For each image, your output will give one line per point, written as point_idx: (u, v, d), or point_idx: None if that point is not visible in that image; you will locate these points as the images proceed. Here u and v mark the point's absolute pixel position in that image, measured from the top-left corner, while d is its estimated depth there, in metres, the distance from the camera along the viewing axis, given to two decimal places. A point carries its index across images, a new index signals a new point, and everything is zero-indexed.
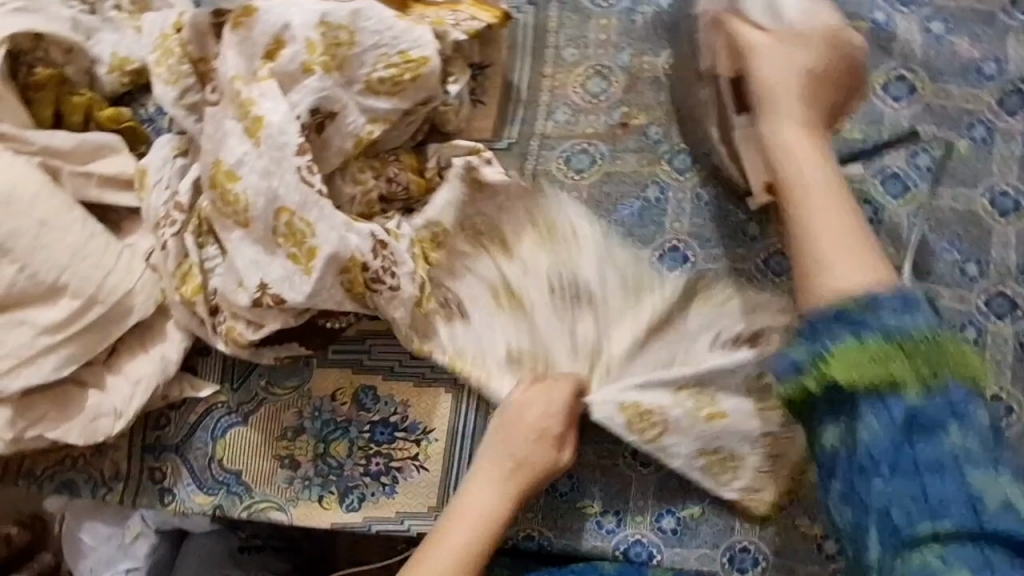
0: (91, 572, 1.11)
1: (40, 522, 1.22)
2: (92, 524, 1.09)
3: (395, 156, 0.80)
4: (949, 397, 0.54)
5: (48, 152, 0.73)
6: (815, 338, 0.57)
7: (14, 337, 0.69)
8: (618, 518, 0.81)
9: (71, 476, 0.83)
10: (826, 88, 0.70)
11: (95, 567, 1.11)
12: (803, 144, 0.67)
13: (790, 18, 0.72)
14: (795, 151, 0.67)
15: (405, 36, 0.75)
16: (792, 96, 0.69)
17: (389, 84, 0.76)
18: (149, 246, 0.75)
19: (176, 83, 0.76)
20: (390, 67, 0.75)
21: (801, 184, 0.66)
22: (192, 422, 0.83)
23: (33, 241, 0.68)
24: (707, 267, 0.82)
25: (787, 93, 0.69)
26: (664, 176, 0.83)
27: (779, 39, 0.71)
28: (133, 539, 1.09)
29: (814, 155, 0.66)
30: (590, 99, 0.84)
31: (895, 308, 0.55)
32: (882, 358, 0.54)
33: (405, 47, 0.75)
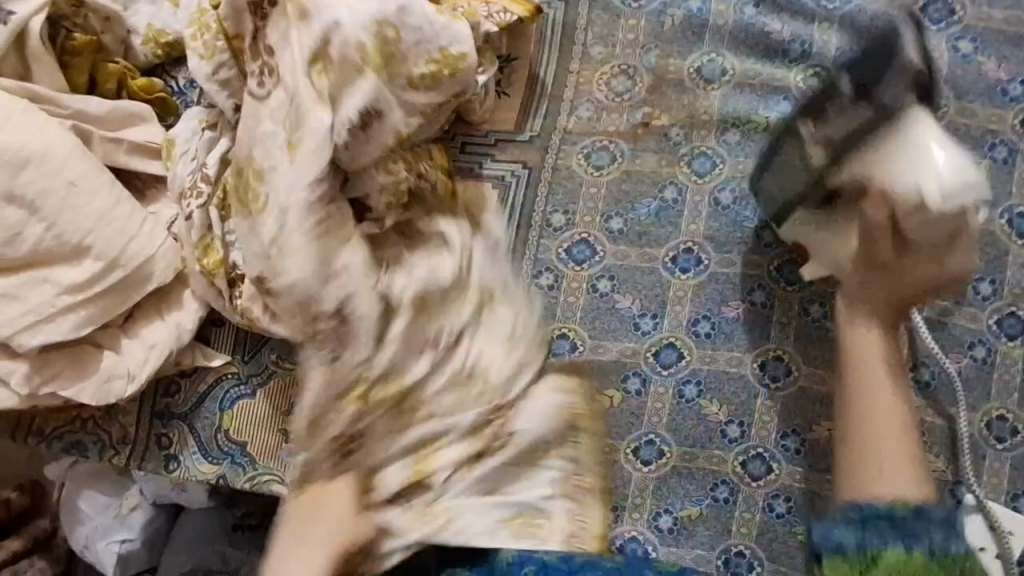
0: (85, 540, 1.09)
1: (40, 488, 1.18)
2: (92, 493, 1.10)
3: (428, 154, 0.81)
4: None
5: (81, 117, 0.75)
6: (866, 536, 0.56)
7: (36, 295, 0.70)
8: (616, 514, 0.83)
9: (80, 437, 0.84)
10: (928, 289, 0.65)
11: (89, 536, 1.09)
12: (877, 360, 0.65)
13: (926, 220, 0.62)
14: (869, 360, 0.65)
15: (445, 32, 0.73)
16: (885, 280, 0.66)
17: (428, 80, 0.73)
18: (172, 215, 0.77)
19: (211, 58, 0.75)
20: (430, 63, 0.73)
21: (865, 391, 0.64)
22: (202, 391, 0.84)
23: (61, 202, 0.69)
24: (720, 272, 0.83)
25: (880, 276, 0.66)
26: (683, 178, 0.84)
27: (910, 209, 0.62)
28: (131, 509, 1.09)
29: (883, 365, 0.65)
30: (614, 98, 0.85)
31: (942, 534, 0.56)
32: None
33: (445, 44, 0.73)
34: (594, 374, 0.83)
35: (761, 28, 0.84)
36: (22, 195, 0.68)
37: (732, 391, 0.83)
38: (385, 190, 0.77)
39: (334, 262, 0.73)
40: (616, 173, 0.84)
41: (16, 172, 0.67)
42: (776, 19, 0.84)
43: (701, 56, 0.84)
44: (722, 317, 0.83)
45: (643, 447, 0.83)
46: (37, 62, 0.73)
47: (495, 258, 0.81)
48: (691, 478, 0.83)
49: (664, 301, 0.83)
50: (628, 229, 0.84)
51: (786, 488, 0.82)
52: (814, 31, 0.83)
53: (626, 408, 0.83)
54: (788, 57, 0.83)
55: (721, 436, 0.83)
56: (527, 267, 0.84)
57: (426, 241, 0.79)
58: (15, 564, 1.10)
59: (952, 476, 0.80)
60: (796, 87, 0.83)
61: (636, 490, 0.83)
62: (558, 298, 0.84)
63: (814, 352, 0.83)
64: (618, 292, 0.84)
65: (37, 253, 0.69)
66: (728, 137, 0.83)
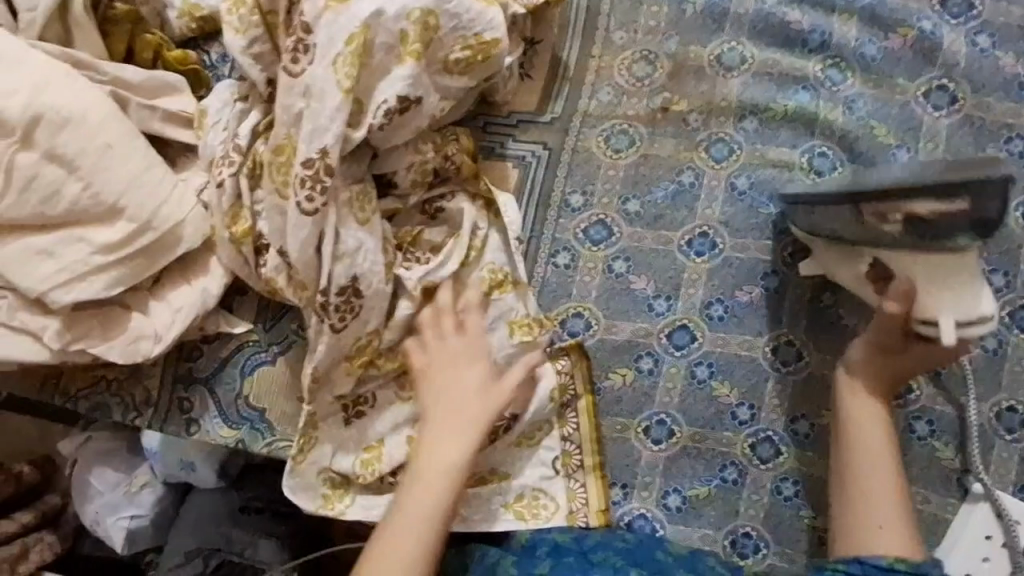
0: (95, 520, 1.05)
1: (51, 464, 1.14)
2: (103, 470, 1.07)
3: (455, 136, 0.81)
4: None
5: (118, 83, 0.77)
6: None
7: (71, 253, 0.73)
8: (625, 492, 0.84)
9: (105, 398, 0.87)
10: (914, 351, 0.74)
11: (99, 515, 1.05)
12: (871, 421, 0.75)
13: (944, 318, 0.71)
14: (863, 423, 0.75)
15: (480, 19, 0.73)
16: (878, 350, 0.75)
17: (463, 65, 0.74)
18: (201, 183, 0.79)
19: (245, 32, 0.75)
20: (465, 48, 0.73)
21: (864, 455, 0.74)
22: (223, 357, 0.87)
23: (98, 163, 0.71)
24: (735, 256, 0.84)
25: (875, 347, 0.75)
26: (700, 163, 0.85)
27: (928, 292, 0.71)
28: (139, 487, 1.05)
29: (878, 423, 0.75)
30: (634, 82, 0.86)
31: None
32: None
33: (479, 30, 0.73)
34: (607, 352, 0.85)
35: (781, 17, 0.85)
36: (63, 153, 0.70)
37: (743, 374, 0.84)
38: (411, 169, 0.78)
39: (361, 231, 0.75)
40: (636, 156, 0.85)
41: (57, 131, 0.70)
42: (796, 10, 0.85)
43: (721, 44, 0.85)
44: (736, 301, 0.84)
45: (653, 427, 0.84)
46: (78, 29, 0.76)
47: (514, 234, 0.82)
48: (700, 459, 0.84)
49: (678, 284, 0.85)
50: (645, 210, 0.85)
51: (795, 471, 0.83)
52: (834, 22, 0.85)
53: (638, 387, 0.84)
54: (807, 48, 0.85)
55: (731, 418, 0.84)
56: (544, 247, 0.86)
57: (449, 217, 0.81)
58: (25, 537, 1.04)
59: (959, 464, 0.81)
60: (814, 76, 0.84)
61: (645, 468, 0.84)
62: (570, 275, 0.86)
63: (824, 339, 0.84)
64: (634, 273, 0.85)
65: (74, 212, 0.72)
66: (746, 124, 0.85)
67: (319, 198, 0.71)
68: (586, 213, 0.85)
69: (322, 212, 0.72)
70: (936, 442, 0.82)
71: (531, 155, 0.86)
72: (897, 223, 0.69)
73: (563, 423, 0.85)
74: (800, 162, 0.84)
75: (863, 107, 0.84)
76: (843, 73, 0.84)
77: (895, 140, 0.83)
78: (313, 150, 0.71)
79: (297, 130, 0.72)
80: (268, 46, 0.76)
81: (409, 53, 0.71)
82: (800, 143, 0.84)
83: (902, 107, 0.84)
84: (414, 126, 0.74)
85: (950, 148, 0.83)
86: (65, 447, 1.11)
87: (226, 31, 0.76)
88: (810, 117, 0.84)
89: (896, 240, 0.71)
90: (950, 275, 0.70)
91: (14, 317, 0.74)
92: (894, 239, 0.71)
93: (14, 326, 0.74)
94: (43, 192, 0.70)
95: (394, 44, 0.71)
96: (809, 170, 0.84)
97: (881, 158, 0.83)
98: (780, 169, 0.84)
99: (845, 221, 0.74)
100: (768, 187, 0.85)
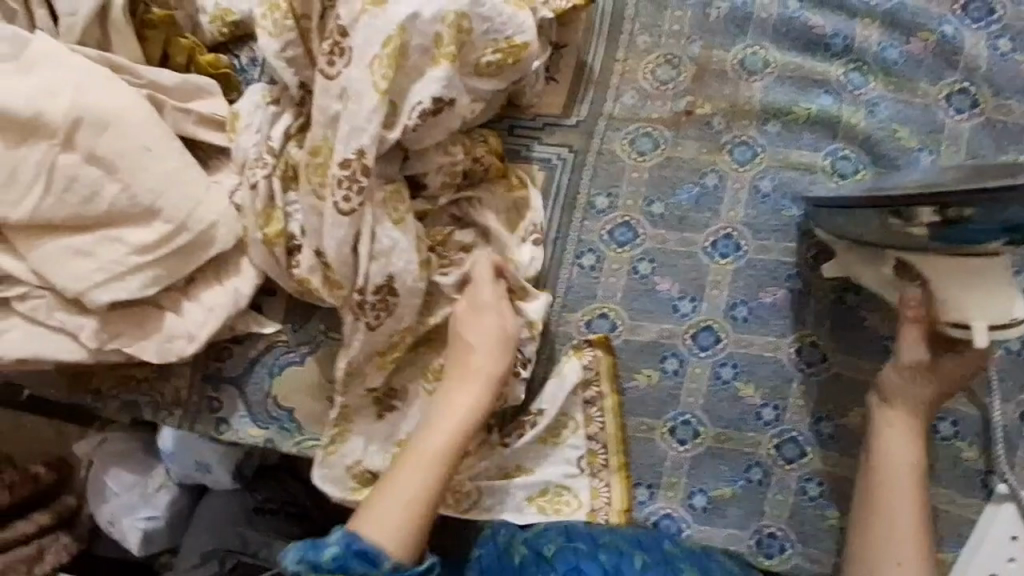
0: (110, 521, 1.05)
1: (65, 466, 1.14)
2: (117, 472, 1.07)
3: (483, 139, 0.82)
4: None
5: (154, 87, 0.79)
6: None
7: (107, 253, 0.74)
8: (651, 492, 0.85)
9: (135, 398, 0.88)
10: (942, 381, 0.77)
11: (114, 517, 1.06)
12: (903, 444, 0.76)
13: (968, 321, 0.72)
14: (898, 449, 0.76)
15: (510, 22, 0.74)
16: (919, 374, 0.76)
17: (495, 68, 0.76)
18: (233, 185, 0.80)
19: (279, 36, 0.76)
20: (497, 52, 0.75)
21: (892, 466, 0.76)
22: (252, 357, 0.88)
23: (135, 164, 0.73)
24: (758, 258, 0.85)
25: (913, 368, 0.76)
26: (723, 166, 0.86)
27: (962, 299, 0.71)
28: (155, 488, 1.06)
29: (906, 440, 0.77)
30: (657, 86, 0.87)
31: None
32: None
33: (510, 33, 0.75)
34: (632, 352, 0.86)
35: (804, 21, 0.86)
36: (103, 155, 0.72)
37: (767, 375, 0.85)
38: (441, 170, 0.79)
39: (393, 232, 0.76)
40: (659, 159, 0.86)
41: (97, 133, 0.71)
42: (819, 14, 0.86)
43: (744, 48, 0.86)
44: (759, 302, 0.85)
45: (678, 427, 0.85)
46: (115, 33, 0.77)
47: (540, 237, 0.84)
48: (724, 459, 0.85)
49: (702, 285, 0.86)
50: (668, 211, 0.86)
51: (819, 472, 0.84)
52: (856, 26, 0.86)
53: (662, 388, 0.85)
54: (830, 52, 0.86)
55: (756, 418, 0.85)
56: (569, 248, 0.87)
57: (479, 218, 0.83)
58: (40, 538, 1.05)
59: (982, 465, 0.82)
60: (836, 80, 0.85)
61: (671, 469, 0.85)
62: (598, 277, 0.86)
63: (847, 340, 0.84)
64: (658, 274, 0.86)
65: (112, 213, 0.73)
66: (769, 126, 0.86)
67: (356, 198, 0.74)
68: (611, 215, 0.87)
69: (357, 213, 0.75)
70: (960, 443, 0.82)
71: (557, 156, 0.87)
72: (925, 225, 0.67)
73: (589, 422, 0.86)
74: (823, 164, 0.85)
75: (885, 111, 0.85)
76: (865, 77, 0.85)
77: (916, 143, 0.84)
78: (350, 151, 0.73)
79: (334, 132, 0.75)
80: (300, 50, 0.77)
81: (443, 55, 0.72)
82: (823, 146, 0.85)
83: (924, 110, 0.84)
84: (447, 126, 0.76)
85: (969, 151, 0.84)
86: (81, 449, 1.12)
87: (261, 35, 0.77)
88: (832, 120, 0.85)
89: (925, 242, 0.69)
90: (974, 274, 0.71)
91: (51, 316, 0.75)
92: (923, 242, 0.70)
93: (51, 325, 0.76)
94: (84, 193, 0.72)
95: (429, 46, 0.72)
96: (831, 173, 0.85)
97: (903, 161, 0.84)
98: (803, 171, 0.85)
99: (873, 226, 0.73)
100: (792, 189, 0.85)
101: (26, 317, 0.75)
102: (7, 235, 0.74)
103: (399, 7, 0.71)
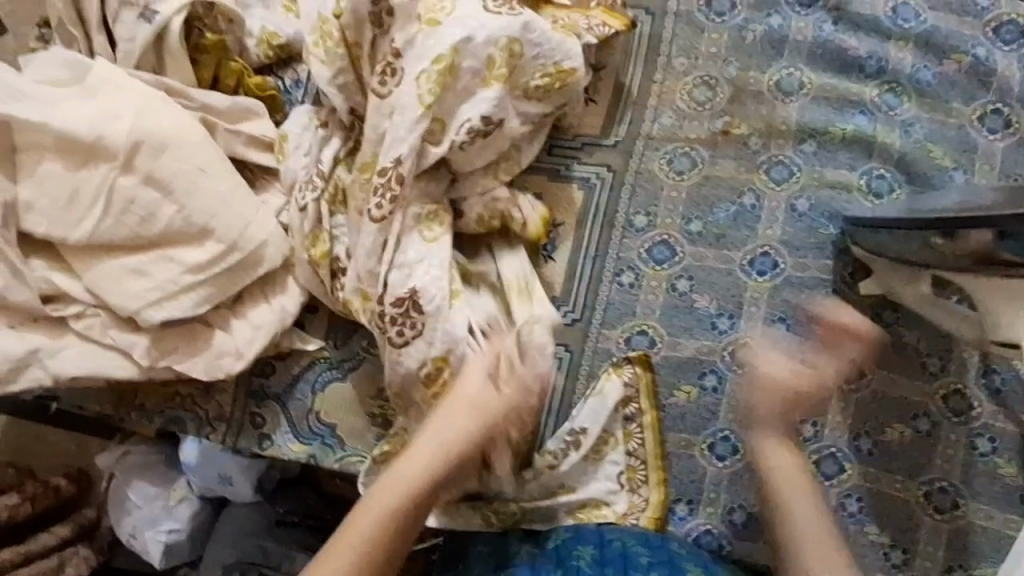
0: (132, 534, 1.05)
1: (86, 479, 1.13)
2: (140, 484, 1.07)
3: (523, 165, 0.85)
4: None
5: (206, 110, 0.80)
6: None
7: (161, 272, 0.75)
8: (691, 507, 0.86)
9: (179, 414, 0.89)
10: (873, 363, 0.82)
11: (136, 529, 1.05)
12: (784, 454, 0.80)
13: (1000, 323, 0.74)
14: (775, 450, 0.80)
15: (558, 47, 0.78)
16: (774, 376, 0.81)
17: (541, 90, 0.79)
18: (281, 205, 0.82)
19: (331, 64, 0.79)
20: (545, 75, 0.79)
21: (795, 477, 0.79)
22: (295, 374, 0.89)
23: (191, 186, 0.75)
24: (796, 275, 0.87)
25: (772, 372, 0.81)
26: (760, 185, 0.87)
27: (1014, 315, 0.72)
28: (177, 501, 1.05)
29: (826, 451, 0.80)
30: (695, 107, 0.89)
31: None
32: None
33: (558, 58, 0.79)
34: (671, 370, 0.87)
35: (838, 44, 0.88)
36: (160, 177, 0.74)
37: None
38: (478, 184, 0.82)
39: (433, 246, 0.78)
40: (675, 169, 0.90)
41: (156, 156, 0.73)
42: (852, 37, 0.88)
43: (780, 69, 0.88)
44: (797, 319, 0.86)
45: (718, 443, 0.86)
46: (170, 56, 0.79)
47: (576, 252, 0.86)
48: None
49: (740, 302, 0.87)
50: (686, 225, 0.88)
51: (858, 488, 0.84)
52: (890, 48, 0.87)
53: (702, 404, 0.87)
54: (864, 73, 0.87)
55: (795, 434, 0.85)
56: (609, 266, 0.88)
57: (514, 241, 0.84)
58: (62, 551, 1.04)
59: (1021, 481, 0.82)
60: (871, 101, 0.87)
61: (711, 484, 0.86)
62: (637, 295, 0.87)
63: (884, 356, 0.86)
64: (697, 291, 0.87)
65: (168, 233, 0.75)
66: (805, 146, 0.87)
67: (388, 205, 0.76)
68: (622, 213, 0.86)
69: (387, 220, 0.77)
70: (999, 459, 0.83)
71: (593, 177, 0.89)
72: (970, 247, 0.70)
73: (628, 437, 0.86)
74: (859, 183, 0.86)
75: (920, 130, 0.86)
76: (899, 98, 0.87)
77: (951, 162, 0.85)
78: (401, 172, 0.75)
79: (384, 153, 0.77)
80: (352, 77, 0.80)
81: (495, 76, 0.76)
82: (859, 165, 0.86)
83: (958, 130, 0.86)
84: (496, 146, 0.80)
85: (1004, 169, 0.84)
86: (99, 462, 1.11)
87: (313, 62, 0.79)
88: (868, 140, 0.86)
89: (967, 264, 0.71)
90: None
91: (105, 334, 0.76)
92: (962, 260, 0.71)
93: (105, 342, 0.77)
94: (142, 214, 0.74)
95: (480, 68, 0.76)
96: (867, 192, 0.86)
97: (938, 180, 0.85)
98: (840, 191, 0.86)
99: (916, 245, 0.75)
100: (829, 208, 0.87)
101: (80, 334, 0.76)
102: (65, 255, 0.76)
103: (453, 29, 0.75)
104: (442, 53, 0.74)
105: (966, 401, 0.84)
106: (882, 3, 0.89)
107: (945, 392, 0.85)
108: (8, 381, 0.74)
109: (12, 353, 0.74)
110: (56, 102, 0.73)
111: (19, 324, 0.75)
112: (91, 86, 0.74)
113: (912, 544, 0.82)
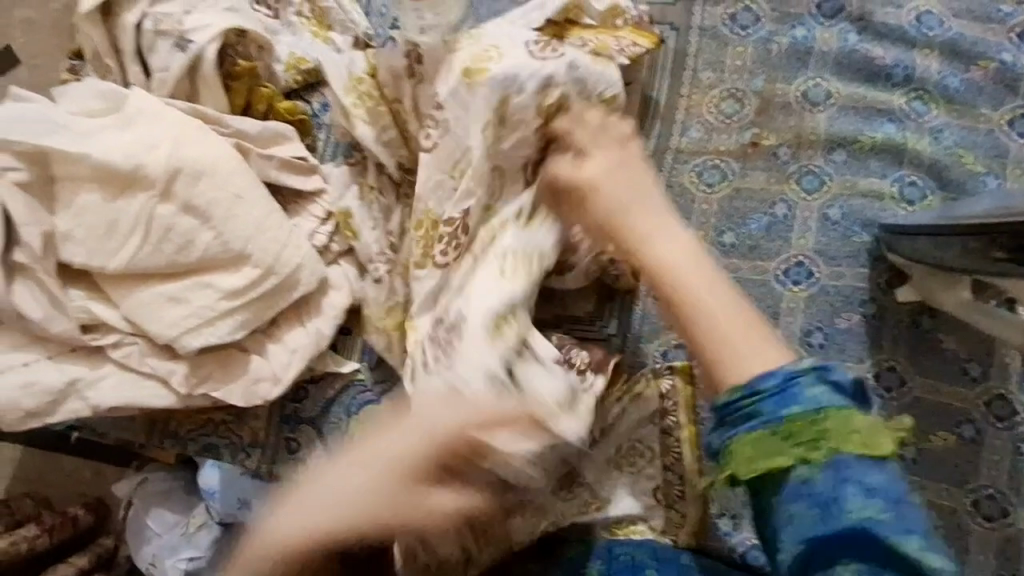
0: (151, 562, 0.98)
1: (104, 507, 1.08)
2: (159, 510, 0.99)
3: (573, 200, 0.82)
4: (837, 467, 0.54)
5: (239, 136, 0.81)
6: (783, 398, 0.55)
7: (198, 298, 0.75)
8: (734, 522, 0.86)
9: (213, 441, 0.88)
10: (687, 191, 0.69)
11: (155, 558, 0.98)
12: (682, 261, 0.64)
13: None
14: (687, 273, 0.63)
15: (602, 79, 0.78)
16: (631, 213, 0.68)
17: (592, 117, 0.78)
18: (313, 228, 0.83)
19: (371, 114, 0.82)
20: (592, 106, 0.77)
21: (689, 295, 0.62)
22: (329, 397, 0.88)
23: (228, 212, 0.75)
24: (831, 284, 0.86)
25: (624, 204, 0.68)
26: (792, 194, 0.87)
27: None
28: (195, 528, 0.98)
29: (709, 281, 0.62)
30: (723, 119, 0.89)
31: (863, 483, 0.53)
32: (809, 439, 0.54)
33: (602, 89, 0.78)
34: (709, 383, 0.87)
35: (864, 53, 0.88)
36: (198, 205, 0.74)
37: None
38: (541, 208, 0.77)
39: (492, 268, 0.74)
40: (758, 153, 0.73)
41: (193, 184, 0.74)
42: (878, 46, 0.89)
43: (807, 81, 0.89)
44: (834, 328, 0.86)
45: None
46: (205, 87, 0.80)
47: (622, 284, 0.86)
48: None
49: (777, 312, 0.86)
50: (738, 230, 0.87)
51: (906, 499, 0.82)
52: (915, 57, 0.88)
53: None
54: (890, 82, 0.88)
55: None
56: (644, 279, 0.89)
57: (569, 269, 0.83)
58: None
59: None
60: (899, 109, 0.87)
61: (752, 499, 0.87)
62: None
63: (926, 363, 0.85)
64: None
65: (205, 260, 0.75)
66: (835, 155, 0.87)
67: (452, 252, 0.77)
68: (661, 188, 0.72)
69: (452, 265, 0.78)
70: None
71: None
72: (1005, 255, 0.68)
73: (664, 453, 0.85)
74: (891, 191, 0.86)
75: (950, 137, 0.86)
76: (927, 105, 0.87)
77: (982, 167, 0.85)
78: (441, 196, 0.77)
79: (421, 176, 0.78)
80: (386, 108, 0.82)
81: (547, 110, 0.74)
82: (890, 172, 0.86)
83: (987, 135, 0.86)
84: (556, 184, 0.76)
85: None
86: (116, 490, 1.03)
87: (356, 122, 0.82)
88: (898, 147, 0.86)
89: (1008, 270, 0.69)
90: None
91: (143, 363, 0.76)
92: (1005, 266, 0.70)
93: (143, 371, 0.76)
94: (180, 242, 0.74)
95: (530, 106, 0.74)
96: (899, 199, 0.86)
97: (971, 186, 0.85)
98: (872, 199, 0.86)
99: (959, 252, 0.73)
100: (861, 217, 0.87)
101: (118, 364, 0.76)
102: (102, 285, 0.75)
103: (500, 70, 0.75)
104: (492, 86, 0.74)
105: (1011, 406, 0.83)
106: (906, 12, 0.89)
107: (989, 398, 0.83)
108: (47, 413, 0.73)
109: (51, 385, 0.73)
110: (94, 133, 0.73)
111: (56, 355, 0.74)
112: (128, 116, 0.75)
113: (962, 554, 0.81)
